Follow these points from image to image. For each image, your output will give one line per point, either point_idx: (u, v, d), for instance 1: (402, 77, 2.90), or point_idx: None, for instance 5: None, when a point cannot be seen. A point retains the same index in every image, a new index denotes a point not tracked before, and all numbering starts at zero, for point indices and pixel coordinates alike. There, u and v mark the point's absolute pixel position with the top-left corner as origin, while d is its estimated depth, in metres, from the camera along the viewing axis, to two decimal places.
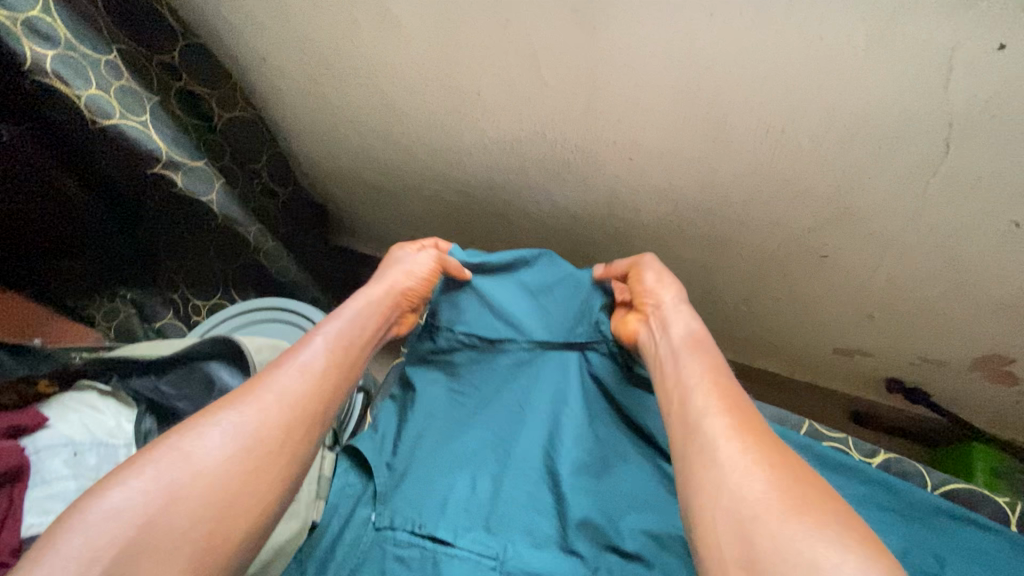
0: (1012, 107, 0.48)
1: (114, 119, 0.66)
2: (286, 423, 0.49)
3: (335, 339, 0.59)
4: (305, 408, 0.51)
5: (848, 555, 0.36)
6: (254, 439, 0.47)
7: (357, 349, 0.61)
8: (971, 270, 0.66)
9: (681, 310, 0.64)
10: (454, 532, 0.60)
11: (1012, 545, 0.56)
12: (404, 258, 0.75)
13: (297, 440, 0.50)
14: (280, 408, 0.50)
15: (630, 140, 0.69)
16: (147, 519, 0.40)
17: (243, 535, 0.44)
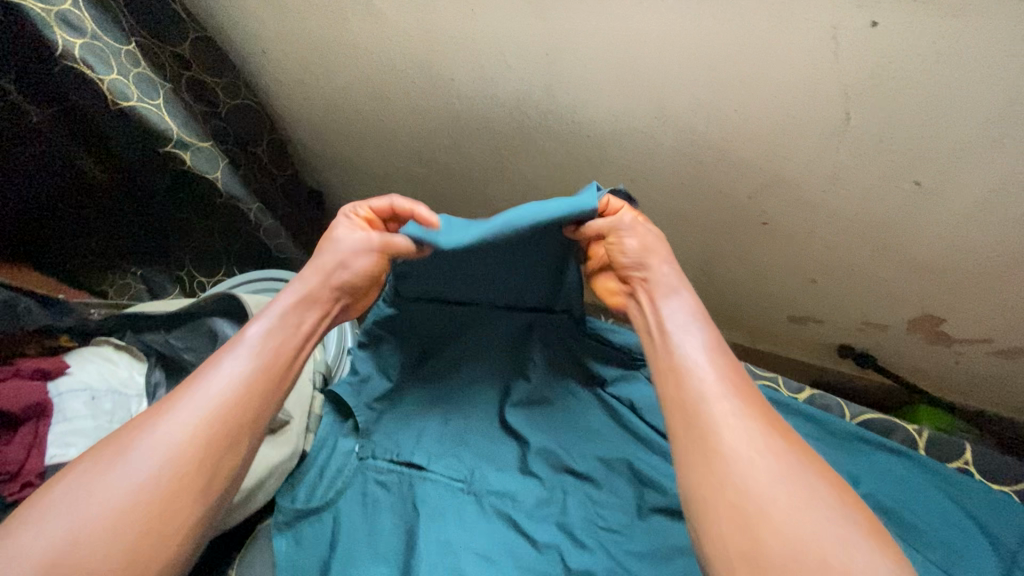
0: (893, 73, 0.57)
1: (132, 101, 0.75)
2: (206, 441, 0.50)
3: (262, 347, 0.57)
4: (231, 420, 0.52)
5: (868, 553, 0.40)
6: (167, 466, 0.48)
7: (288, 350, 0.60)
8: (890, 229, 0.75)
9: (673, 282, 0.61)
10: (428, 458, 0.68)
11: (918, 465, 0.64)
12: (344, 239, 0.67)
13: (225, 450, 0.51)
14: (196, 427, 0.50)
15: (586, 119, 0.78)
16: (50, 561, 0.41)
17: (174, 551, 0.46)
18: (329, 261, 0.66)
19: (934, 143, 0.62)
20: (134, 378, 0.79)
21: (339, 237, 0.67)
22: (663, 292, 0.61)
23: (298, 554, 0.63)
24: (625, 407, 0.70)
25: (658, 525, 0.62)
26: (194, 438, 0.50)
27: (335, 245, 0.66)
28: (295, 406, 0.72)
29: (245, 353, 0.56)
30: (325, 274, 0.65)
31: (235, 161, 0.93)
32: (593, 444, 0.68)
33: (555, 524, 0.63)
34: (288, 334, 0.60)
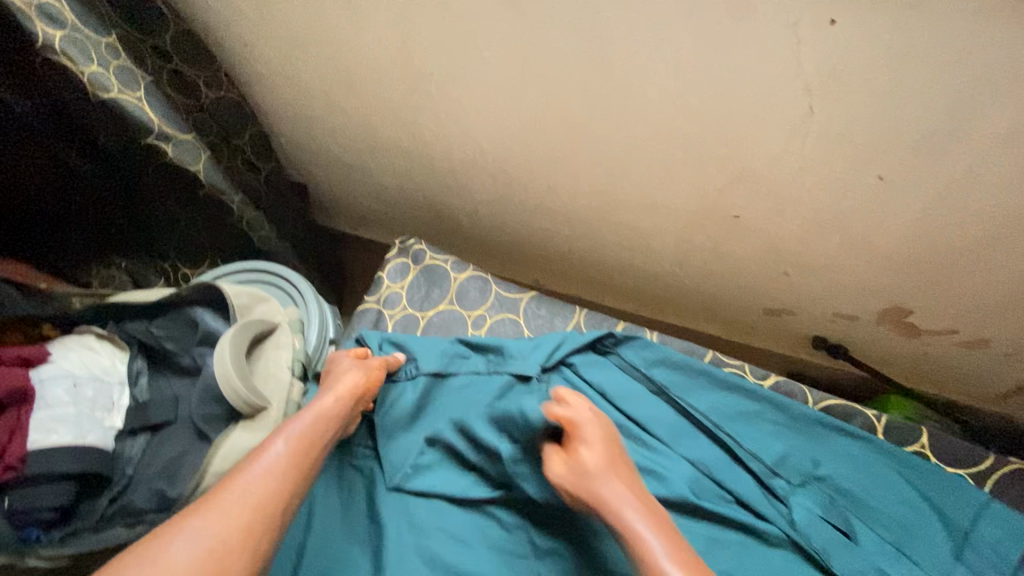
0: (849, 70, 0.59)
1: (112, 93, 0.76)
2: (245, 523, 0.48)
3: (299, 438, 0.58)
4: (268, 503, 0.50)
5: None
6: (211, 550, 0.45)
7: (319, 445, 0.59)
8: (856, 222, 0.77)
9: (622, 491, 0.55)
10: (402, 443, 0.70)
11: (879, 451, 0.66)
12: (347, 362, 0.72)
13: (259, 534, 0.48)
14: (259, 498, 0.50)
15: (561, 113, 0.79)
16: None
17: None
18: (349, 375, 0.69)
19: (891, 139, 0.65)
20: (116, 366, 0.81)
21: (343, 363, 0.72)
22: (597, 493, 0.56)
23: None
24: (595, 393, 0.74)
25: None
26: (254, 505, 0.50)
27: (341, 368, 0.71)
28: (272, 393, 0.73)
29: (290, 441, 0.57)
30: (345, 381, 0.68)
31: (217, 154, 0.94)
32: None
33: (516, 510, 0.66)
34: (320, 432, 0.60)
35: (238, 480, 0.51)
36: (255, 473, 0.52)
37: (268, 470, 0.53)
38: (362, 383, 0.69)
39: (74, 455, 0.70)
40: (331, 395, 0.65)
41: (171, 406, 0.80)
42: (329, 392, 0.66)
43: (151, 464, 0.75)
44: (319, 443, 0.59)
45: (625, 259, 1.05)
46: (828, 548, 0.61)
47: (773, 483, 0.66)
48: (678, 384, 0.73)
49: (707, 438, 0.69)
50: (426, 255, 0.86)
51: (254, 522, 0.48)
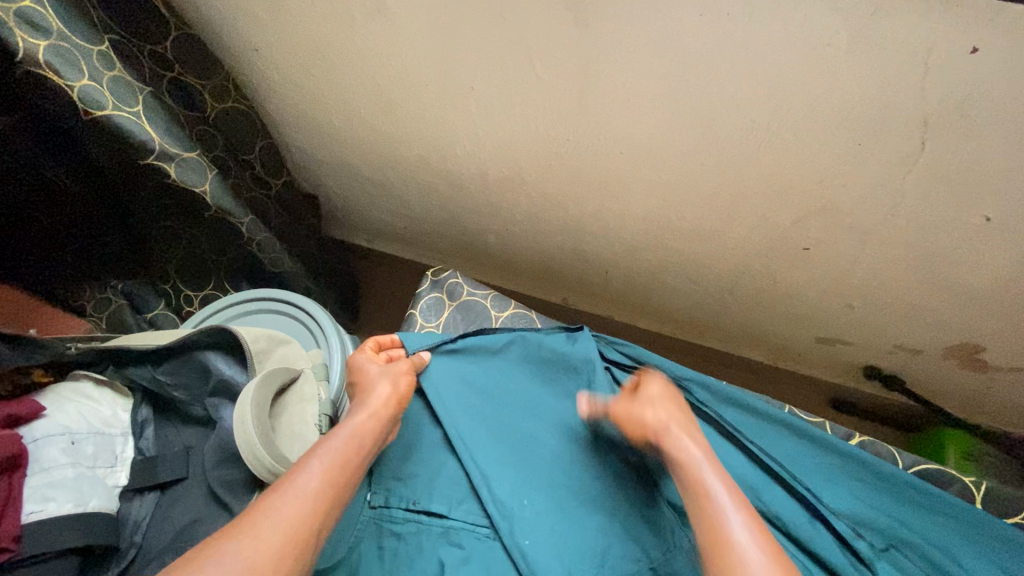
0: (977, 105, 0.51)
1: (107, 110, 0.66)
2: (277, 544, 0.44)
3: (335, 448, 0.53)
4: (300, 530, 0.46)
5: None
6: None
7: (356, 458, 0.54)
8: (945, 261, 0.70)
9: (684, 436, 0.53)
10: (448, 505, 0.63)
11: (978, 522, 0.59)
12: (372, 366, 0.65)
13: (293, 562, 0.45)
14: (290, 517, 0.46)
15: (620, 134, 0.71)
16: None
17: None
18: (378, 384, 0.62)
19: (1007, 180, 0.57)
20: (118, 415, 0.73)
21: (363, 364, 0.65)
22: (677, 445, 0.53)
23: None
24: None
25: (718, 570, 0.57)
26: (285, 528, 0.45)
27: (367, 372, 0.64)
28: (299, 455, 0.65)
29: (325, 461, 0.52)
30: (378, 393, 0.61)
31: (224, 171, 0.84)
32: (618, 481, 0.62)
33: None
34: (354, 445, 0.55)
35: (274, 503, 0.47)
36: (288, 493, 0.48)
37: (301, 487, 0.49)
38: (393, 391, 0.62)
39: (76, 528, 0.61)
40: (366, 411, 0.59)
41: (183, 461, 0.72)
42: (363, 406, 0.59)
43: (162, 530, 0.69)
44: (358, 459, 0.54)
45: (669, 284, 0.97)
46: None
47: (857, 545, 0.59)
48: (732, 420, 0.67)
49: (780, 487, 0.62)
50: (463, 290, 0.77)
51: (287, 548, 0.45)
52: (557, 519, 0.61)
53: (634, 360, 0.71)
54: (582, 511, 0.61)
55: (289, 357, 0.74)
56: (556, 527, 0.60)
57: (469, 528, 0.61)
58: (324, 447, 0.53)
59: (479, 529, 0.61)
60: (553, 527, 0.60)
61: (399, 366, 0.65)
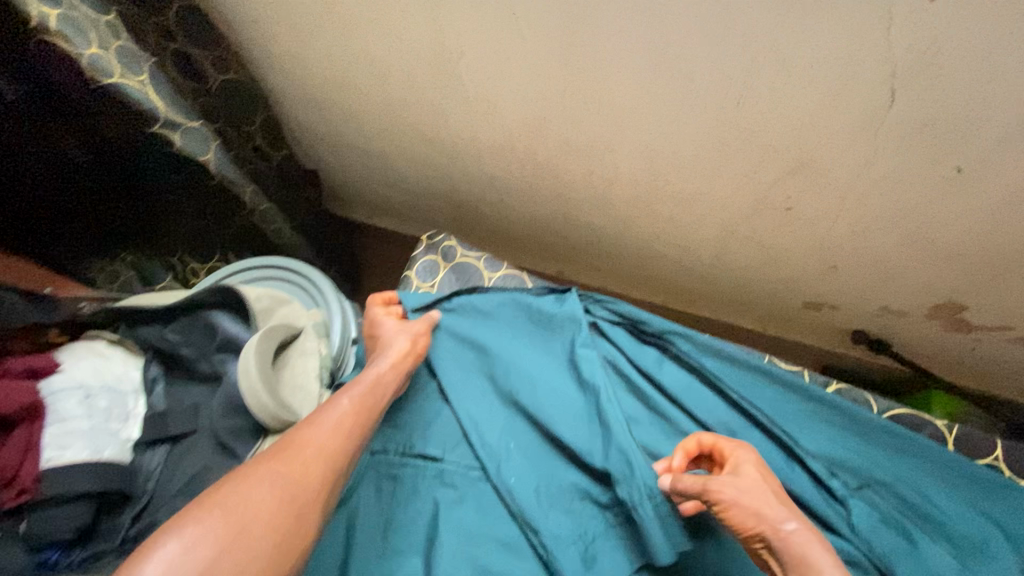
0: (943, 54, 0.53)
1: (114, 77, 0.69)
2: (317, 450, 0.50)
3: (360, 385, 0.60)
4: (331, 448, 0.52)
5: None
6: (281, 484, 0.46)
7: (379, 399, 0.60)
8: (921, 216, 0.72)
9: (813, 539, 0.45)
10: (442, 449, 0.66)
11: (944, 462, 0.62)
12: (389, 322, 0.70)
13: (325, 468, 0.50)
14: (326, 440, 0.52)
15: (605, 98, 0.73)
16: None
17: None
18: (396, 338, 0.67)
19: (975, 131, 0.59)
20: (130, 374, 0.77)
21: (382, 321, 0.70)
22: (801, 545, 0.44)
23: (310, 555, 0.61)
24: (653, 388, 0.69)
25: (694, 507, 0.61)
26: (320, 452, 0.51)
27: (387, 326, 0.69)
28: (304, 405, 0.67)
29: (354, 396, 0.58)
30: (397, 344, 0.66)
31: (228, 142, 0.87)
32: (603, 425, 0.65)
33: (572, 517, 0.62)
34: (377, 388, 0.61)
35: (310, 425, 0.53)
36: (325, 422, 0.53)
37: (335, 417, 0.54)
38: (411, 344, 0.67)
39: (91, 473, 0.65)
40: (388, 360, 0.64)
41: (191, 415, 0.75)
42: (385, 355, 0.65)
43: (173, 479, 0.72)
44: (380, 403, 0.60)
45: (660, 252, 1.00)
46: (888, 555, 0.57)
47: (831, 484, 0.61)
48: (714, 368, 0.68)
49: (760, 432, 0.65)
50: (457, 253, 0.80)
51: (319, 468, 0.49)
52: (546, 462, 0.65)
53: (621, 316, 0.72)
54: (568, 455, 0.65)
55: (290, 316, 0.77)
56: (546, 469, 0.65)
57: (462, 471, 0.65)
58: (353, 387, 0.59)
59: (472, 472, 0.65)
60: (542, 470, 0.65)
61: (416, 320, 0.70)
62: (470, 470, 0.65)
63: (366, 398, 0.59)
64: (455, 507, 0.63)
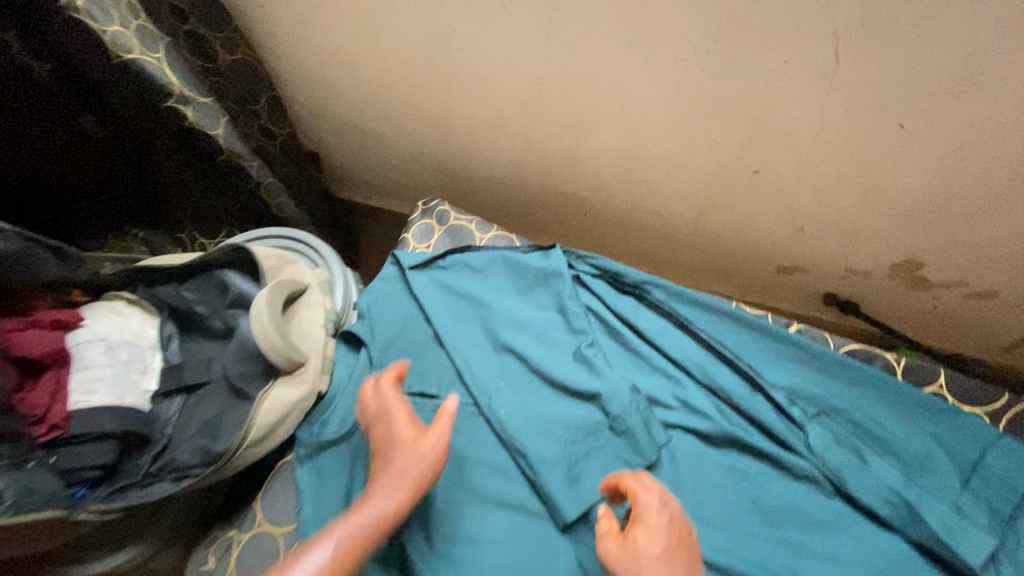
0: (879, 13, 0.60)
1: (134, 54, 0.76)
2: None
3: (349, 529, 0.51)
4: None
5: None
6: None
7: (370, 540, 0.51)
8: (874, 173, 0.79)
9: None
10: (439, 387, 0.73)
11: (896, 390, 0.67)
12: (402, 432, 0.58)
13: None
14: None
15: (584, 70, 0.79)
16: None
17: None
18: (407, 463, 0.56)
19: (913, 86, 0.66)
20: (146, 331, 0.82)
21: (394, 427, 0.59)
22: None
23: (320, 484, 0.67)
24: (631, 331, 0.75)
25: (667, 433, 0.67)
26: None
27: (402, 436, 0.58)
28: (311, 347, 0.73)
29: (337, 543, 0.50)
30: (408, 474, 0.55)
31: (236, 119, 0.93)
32: (586, 364, 0.72)
33: (556, 442, 0.67)
34: (368, 531, 0.52)
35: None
36: None
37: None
38: (424, 469, 0.56)
39: (115, 415, 0.71)
40: (391, 495, 0.54)
41: (204, 367, 0.81)
42: (388, 484, 0.55)
43: (188, 424, 0.77)
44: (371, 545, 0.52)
45: (641, 221, 1.06)
46: (842, 470, 0.63)
47: (791, 411, 0.67)
48: (687, 312, 0.74)
49: (729, 368, 0.71)
50: (450, 216, 0.86)
51: None
52: (533, 397, 0.71)
53: (600, 270, 0.78)
54: (553, 390, 0.71)
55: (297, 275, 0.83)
56: (534, 403, 0.70)
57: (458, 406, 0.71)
58: (342, 532, 0.51)
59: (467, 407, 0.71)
60: (530, 404, 0.70)
61: (431, 435, 0.57)
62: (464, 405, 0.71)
63: (353, 542, 0.50)
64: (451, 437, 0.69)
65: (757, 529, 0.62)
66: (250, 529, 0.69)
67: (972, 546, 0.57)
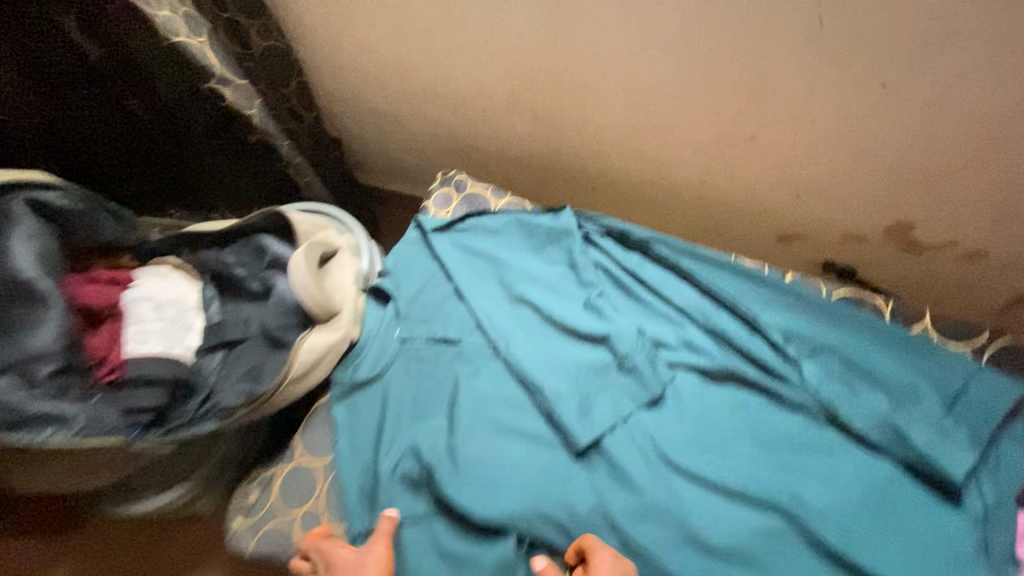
0: None
1: (181, 37, 0.83)
2: None
3: None
4: None
5: None
6: None
7: None
8: (861, 132, 0.85)
9: None
10: (461, 333, 0.79)
11: (879, 332, 0.73)
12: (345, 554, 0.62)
13: None
14: None
15: (589, 43, 0.87)
16: None
17: None
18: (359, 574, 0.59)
19: (887, 42, 0.73)
20: (188, 294, 0.88)
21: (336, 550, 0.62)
22: None
23: (354, 420, 0.75)
24: (637, 283, 0.81)
25: (671, 372, 0.73)
26: None
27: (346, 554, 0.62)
28: (346, 299, 0.79)
29: None
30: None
31: (271, 100, 1.01)
32: (595, 312, 0.78)
33: (569, 379, 0.73)
34: None
35: None
36: None
37: None
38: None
39: (161, 363, 0.78)
40: None
41: (242, 326, 0.85)
42: None
43: (229, 376, 0.81)
44: None
45: (646, 195, 1.12)
46: (834, 399, 0.68)
47: (787, 349, 0.72)
48: (690, 263, 0.80)
49: (728, 312, 0.76)
50: (468, 183, 0.93)
51: None
52: (548, 343, 0.77)
53: (609, 230, 0.84)
54: (566, 334, 0.77)
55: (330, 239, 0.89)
56: (549, 348, 0.76)
57: (479, 350, 0.77)
58: None
59: (486, 352, 0.77)
60: (544, 348, 0.76)
61: (375, 547, 0.62)
62: (484, 349, 0.77)
63: None
64: (473, 378, 0.75)
65: (756, 453, 0.67)
66: (292, 461, 0.74)
67: (954, 464, 0.62)
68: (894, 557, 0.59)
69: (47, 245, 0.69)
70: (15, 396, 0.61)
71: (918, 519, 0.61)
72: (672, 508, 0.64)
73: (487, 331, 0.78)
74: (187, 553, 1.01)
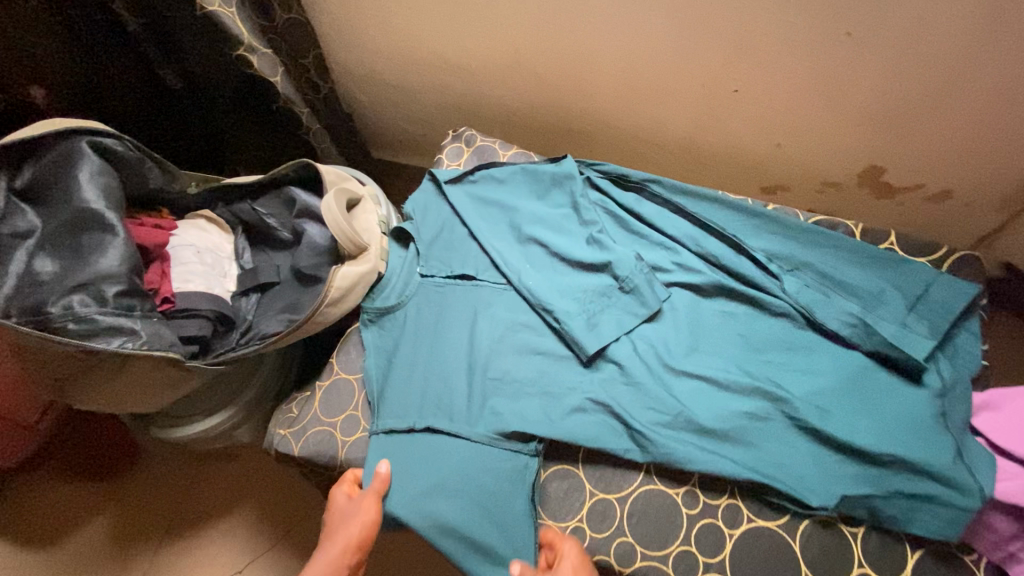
0: None
1: (214, 7, 0.87)
2: None
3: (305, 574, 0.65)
4: None
5: None
6: None
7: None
8: (833, 82, 0.94)
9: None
10: (477, 268, 0.88)
11: (856, 248, 0.80)
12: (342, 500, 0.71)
13: None
14: None
15: (585, 7, 0.94)
16: None
17: None
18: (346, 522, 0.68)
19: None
20: (224, 245, 0.96)
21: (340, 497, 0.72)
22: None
23: (381, 341, 0.85)
24: (634, 218, 0.89)
25: (667, 291, 0.82)
26: None
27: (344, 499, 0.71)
28: (373, 237, 0.88)
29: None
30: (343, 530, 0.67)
31: (289, 70, 1.09)
32: (597, 244, 0.86)
33: (576, 301, 0.82)
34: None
35: None
36: None
37: None
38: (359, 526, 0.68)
39: (207, 297, 0.86)
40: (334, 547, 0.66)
41: (275, 270, 0.93)
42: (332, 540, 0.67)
43: (265, 312, 0.90)
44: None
45: (640, 150, 1.21)
46: (813, 306, 0.77)
47: (770, 267, 0.81)
48: (682, 198, 0.88)
49: (716, 239, 0.84)
50: (477, 138, 1.02)
51: None
52: (557, 273, 0.86)
53: (606, 174, 0.93)
54: (572, 265, 0.86)
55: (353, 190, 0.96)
56: (557, 277, 0.85)
57: (494, 282, 0.86)
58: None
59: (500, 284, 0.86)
60: (553, 278, 0.85)
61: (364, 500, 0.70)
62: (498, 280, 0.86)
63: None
64: (489, 307, 0.84)
65: (743, 354, 0.76)
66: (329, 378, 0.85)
67: (917, 352, 0.71)
68: (864, 429, 0.68)
69: (110, 183, 0.78)
70: (88, 308, 0.69)
71: (884, 399, 0.70)
72: (669, 400, 0.73)
73: (501, 264, 0.86)
74: (227, 484, 1.11)
